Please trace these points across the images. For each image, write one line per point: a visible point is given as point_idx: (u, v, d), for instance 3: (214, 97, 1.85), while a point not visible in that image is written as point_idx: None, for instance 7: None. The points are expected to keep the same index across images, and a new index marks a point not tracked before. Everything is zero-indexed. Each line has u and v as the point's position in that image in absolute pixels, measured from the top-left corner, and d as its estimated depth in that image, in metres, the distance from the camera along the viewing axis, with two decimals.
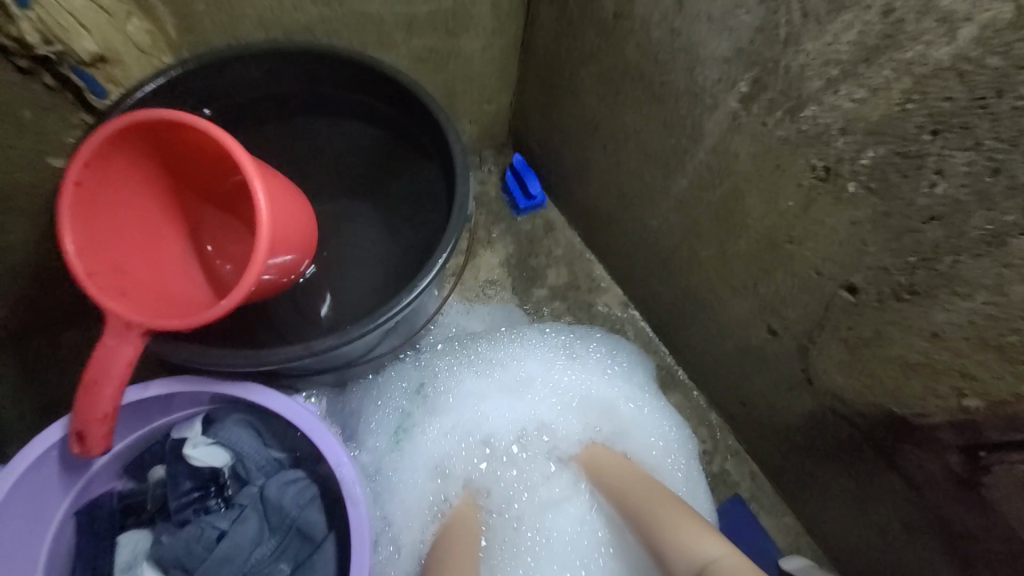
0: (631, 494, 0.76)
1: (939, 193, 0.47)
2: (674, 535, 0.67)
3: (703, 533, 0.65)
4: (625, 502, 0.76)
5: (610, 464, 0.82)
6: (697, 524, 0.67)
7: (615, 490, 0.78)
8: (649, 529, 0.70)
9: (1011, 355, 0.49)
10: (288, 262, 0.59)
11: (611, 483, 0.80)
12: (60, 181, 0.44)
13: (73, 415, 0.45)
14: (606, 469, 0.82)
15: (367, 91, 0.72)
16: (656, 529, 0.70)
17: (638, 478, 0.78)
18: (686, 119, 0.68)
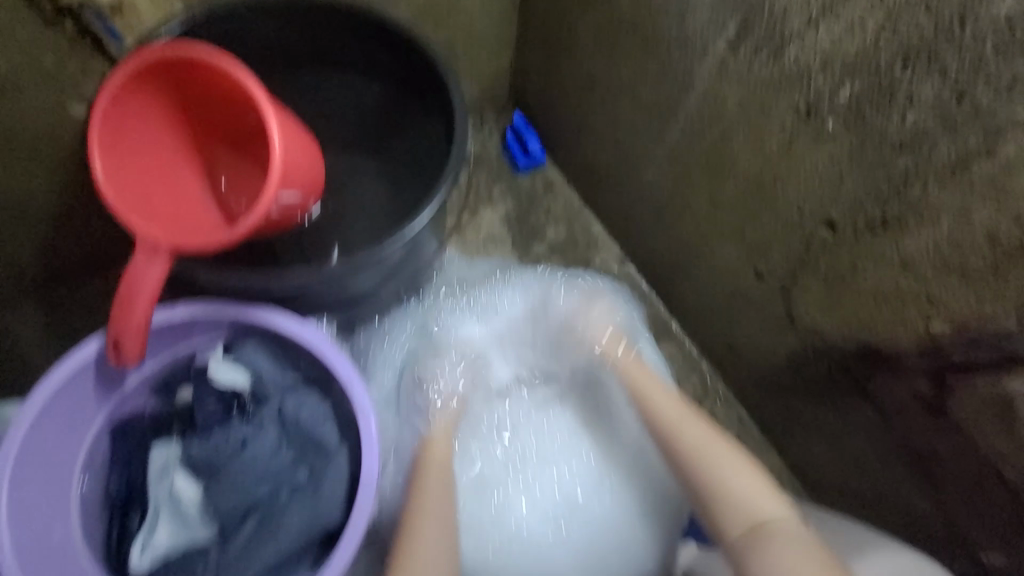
0: (684, 435, 0.74)
1: (908, 124, 0.50)
2: (730, 483, 0.69)
3: (757, 486, 0.69)
4: (672, 443, 0.74)
5: (659, 395, 0.77)
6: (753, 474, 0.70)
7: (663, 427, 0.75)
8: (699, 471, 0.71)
9: (973, 277, 0.52)
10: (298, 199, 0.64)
11: (660, 419, 0.76)
12: (88, 114, 0.49)
13: (110, 325, 0.51)
14: (657, 402, 0.77)
15: (370, 43, 0.75)
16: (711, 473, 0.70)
17: (689, 416, 0.75)
18: (678, 67, 0.71)
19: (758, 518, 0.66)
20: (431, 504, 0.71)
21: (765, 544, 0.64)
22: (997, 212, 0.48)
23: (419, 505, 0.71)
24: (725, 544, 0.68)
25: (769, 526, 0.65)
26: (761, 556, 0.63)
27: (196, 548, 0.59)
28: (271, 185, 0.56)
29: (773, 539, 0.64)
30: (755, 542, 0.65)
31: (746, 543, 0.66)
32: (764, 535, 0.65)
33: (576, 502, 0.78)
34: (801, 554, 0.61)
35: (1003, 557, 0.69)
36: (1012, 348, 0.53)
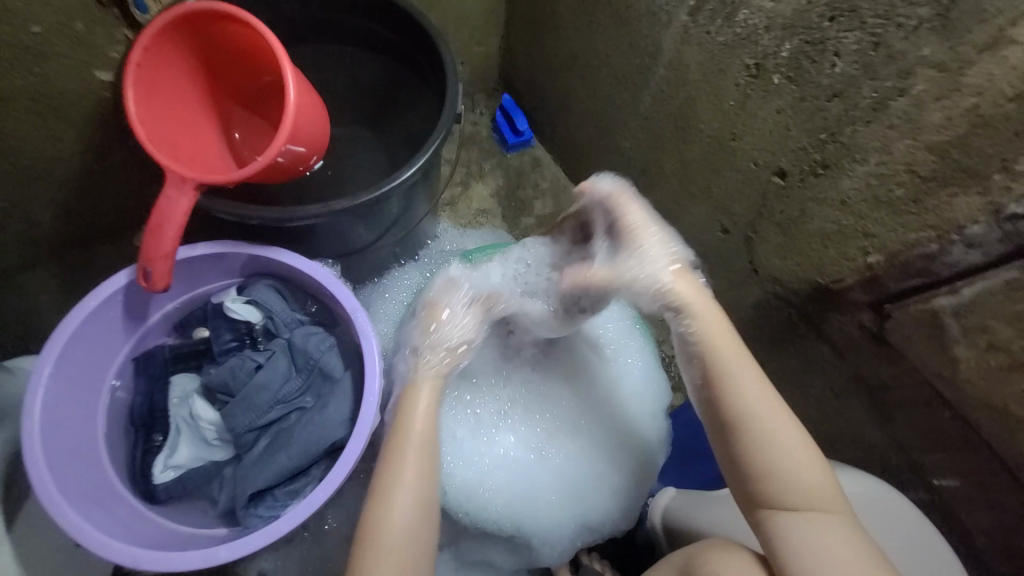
0: (764, 420, 0.61)
1: (838, 72, 0.58)
2: (789, 469, 0.60)
3: (817, 474, 0.60)
4: (742, 429, 0.62)
5: (734, 364, 0.64)
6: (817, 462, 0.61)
7: (737, 405, 0.62)
8: (757, 456, 0.61)
9: (899, 207, 0.60)
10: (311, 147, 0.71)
11: (736, 402, 0.63)
12: (125, 60, 0.57)
13: (142, 251, 0.57)
14: (740, 375, 0.64)
15: (367, 16, 0.82)
16: (772, 457, 0.60)
17: (771, 396, 0.63)
18: (647, 38, 0.79)
19: (809, 506, 0.59)
20: (409, 459, 0.65)
21: (802, 525, 0.58)
22: (914, 143, 0.56)
23: (395, 456, 0.66)
24: (752, 515, 0.62)
25: (815, 514, 0.58)
26: (794, 535, 0.58)
27: (215, 464, 0.67)
28: (280, 133, 0.62)
29: (809, 521, 0.58)
30: (795, 522, 0.58)
31: (780, 522, 0.59)
32: (802, 517, 0.58)
33: (553, 434, 0.87)
34: (844, 545, 0.56)
35: (953, 479, 0.72)
36: (936, 269, 0.60)
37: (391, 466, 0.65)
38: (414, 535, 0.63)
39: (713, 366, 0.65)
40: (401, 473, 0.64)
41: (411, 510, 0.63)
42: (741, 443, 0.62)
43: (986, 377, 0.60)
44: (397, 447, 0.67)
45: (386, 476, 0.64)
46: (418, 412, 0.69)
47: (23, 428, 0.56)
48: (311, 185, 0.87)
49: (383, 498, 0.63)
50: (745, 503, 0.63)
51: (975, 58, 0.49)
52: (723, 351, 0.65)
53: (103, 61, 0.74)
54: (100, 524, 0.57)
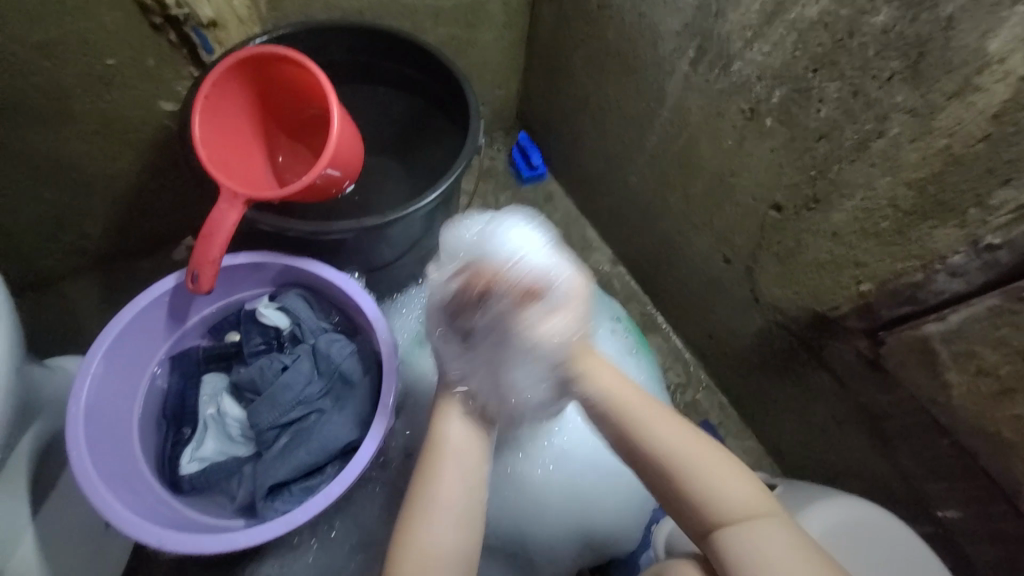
0: (684, 464, 0.61)
1: (823, 116, 0.65)
2: (720, 493, 0.60)
3: (749, 489, 0.60)
4: (660, 477, 0.62)
5: (644, 418, 0.65)
6: (745, 482, 0.61)
7: (654, 457, 0.63)
8: (682, 490, 0.61)
9: (886, 238, 0.65)
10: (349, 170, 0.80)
11: (651, 446, 0.63)
12: (196, 93, 0.67)
13: (192, 257, 0.64)
14: (651, 426, 0.64)
15: (400, 60, 0.91)
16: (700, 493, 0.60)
17: (687, 436, 0.64)
18: (653, 84, 0.87)
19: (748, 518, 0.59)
20: (449, 462, 0.64)
21: (749, 536, 0.57)
22: (894, 180, 0.61)
23: (433, 462, 0.64)
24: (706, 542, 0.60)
25: (759, 523, 0.58)
26: (742, 550, 0.57)
27: (236, 459, 0.72)
28: (321, 158, 0.70)
29: (754, 533, 0.57)
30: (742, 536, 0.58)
31: (722, 538, 0.59)
32: (745, 530, 0.58)
33: (569, 457, 0.86)
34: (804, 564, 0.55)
35: (956, 509, 0.73)
36: (924, 296, 0.63)
37: (426, 471, 0.64)
38: (453, 535, 0.61)
39: (624, 425, 0.65)
40: (442, 477, 0.63)
41: (456, 511, 0.62)
42: (668, 489, 0.62)
43: (978, 403, 0.62)
44: (433, 453, 0.65)
45: (422, 484, 0.63)
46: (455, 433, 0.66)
47: (70, 412, 0.63)
48: (340, 207, 0.95)
49: (420, 499, 0.62)
50: (696, 533, 0.61)
51: (946, 104, 0.55)
52: (628, 409, 0.65)
53: (169, 94, 0.85)
54: (129, 504, 0.63)
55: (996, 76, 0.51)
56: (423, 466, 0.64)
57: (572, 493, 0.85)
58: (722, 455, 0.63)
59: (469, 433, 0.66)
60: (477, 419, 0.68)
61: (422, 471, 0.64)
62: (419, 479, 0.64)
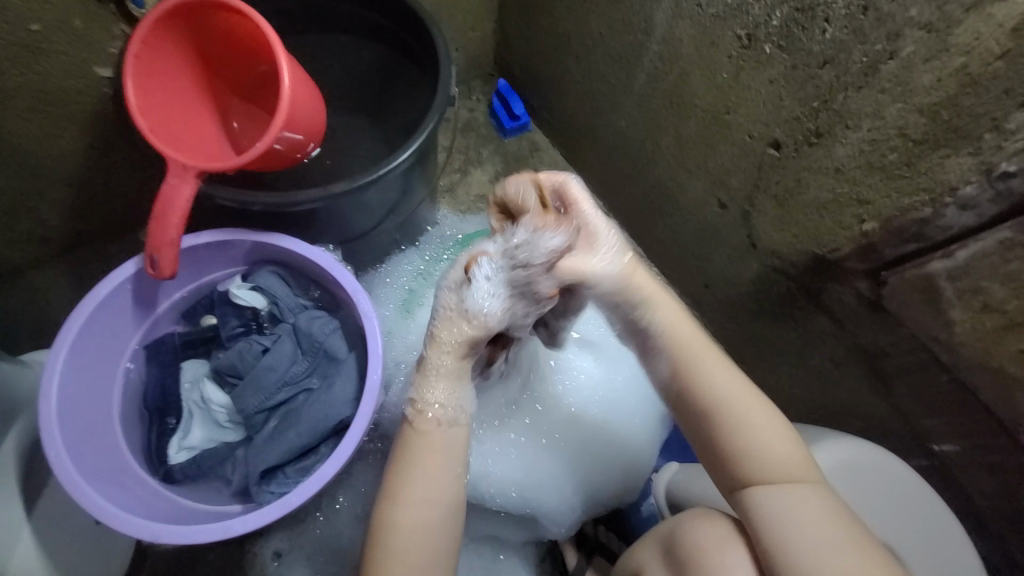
0: (733, 413, 0.61)
1: (828, 38, 0.59)
2: (767, 454, 0.59)
3: (790, 452, 0.59)
4: (713, 421, 0.62)
5: (693, 356, 0.63)
6: (789, 442, 0.60)
7: (704, 400, 0.62)
8: (726, 441, 0.61)
9: (892, 171, 0.60)
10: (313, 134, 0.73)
11: (703, 390, 0.62)
12: (124, 52, 0.61)
13: (149, 239, 0.61)
14: (707, 371, 0.63)
15: (359, 2, 0.82)
16: (750, 449, 0.60)
17: (745, 390, 0.62)
18: (639, 14, 0.79)
19: (785, 481, 0.58)
20: (427, 454, 0.61)
21: (779, 499, 0.57)
22: (905, 106, 0.56)
23: (415, 450, 0.61)
24: (737, 497, 0.60)
25: (797, 487, 0.58)
26: (774, 508, 0.57)
27: (227, 445, 0.72)
28: (277, 119, 0.63)
29: (793, 496, 0.57)
30: (767, 494, 0.58)
31: (759, 496, 0.58)
32: (773, 491, 0.58)
33: (563, 419, 0.86)
34: (836, 529, 0.55)
35: (952, 443, 0.73)
36: (930, 233, 0.60)
37: (405, 461, 0.61)
38: (426, 533, 0.59)
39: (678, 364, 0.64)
40: (423, 465, 0.61)
41: (430, 505, 0.60)
42: (716, 436, 0.61)
43: (982, 339, 0.60)
44: (416, 441, 0.62)
45: (402, 475, 0.61)
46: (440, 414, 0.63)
47: (42, 414, 0.61)
48: (310, 174, 0.88)
49: (395, 491, 0.60)
50: (724, 480, 0.61)
51: (964, 16, 0.49)
52: (687, 346, 0.64)
53: (101, 56, 0.76)
54: (118, 501, 0.62)
55: None
56: (401, 453, 0.62)
57: (566, 451, 0.85)
58: (775, 416, 0.61)
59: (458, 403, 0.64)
60: (455, 416, 0.63)
61: (402, 460, 0.61)
62: (397, 469, 0.61)
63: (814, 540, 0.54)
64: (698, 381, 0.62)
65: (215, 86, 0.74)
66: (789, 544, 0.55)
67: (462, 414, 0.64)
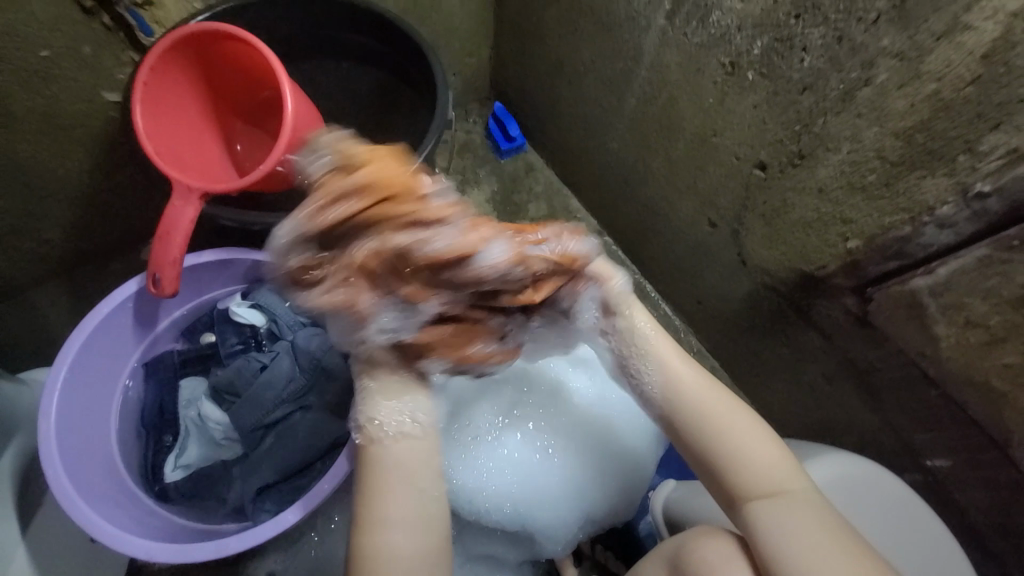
0: (723, 428, 0.63)
1: (807, 66, 0.62)
2: (752, 464, 0.61)
3: (779, 464, 0.61)
4: (698, 437, 0.64)
5: (683, 378, 0.66)
6: (778, 455, 0.62)
7: (694, 417, 0.65)
8: (716, 457, 0.63)
9: (873, 192, 0.63)
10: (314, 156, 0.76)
11: (688, 403, 0.65)
12: (134, 79, 0.63)
13: (152, 258, 0.63)
14: (694, 386, 0.66)
15: (359, 31, 0.85)
16: (731, 464, 0.62)
17: (733, 407, 0.65)
18: (628, 42, 0.82)
19: (776, 493, 0.60)
20: (383, 472, 0.61)
21: (773, 511, 0.58)
22: (881, 130, 0.59)
23: (370, 468, 0.61)
24: (736, 512, 0.61)
25: (781, 498, 0.59)
26: (773, 520, 0.58)
27: (222, 463, 0.72)
28: (279, 141, 0.66)
29: (785, 508, 0.58)
30: (760, 508, 0.59)
31: (756, 510, 0.59)
32: (767, 504, 0.59)
33: (559, 433, 0.86)
34: (829, 538, 0.55)
35: (945, 458, 0.74)
36: (912, 250, 0.62)
37: (363, 482, 0.61)
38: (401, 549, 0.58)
39: (669, 385, 0.66)
40: (380, 483, 0.60)
41: (405, 521, 0.59)
42: (704, 452, 0.64)
43: (967, 354, 0.62)
44: (373, 459, 0.62)
45: (364, 496, 0.60)
46: (395, 429, 0.62)
47: (42, 432, 0.62)
48: None
49: (362, 510, 0.59)
50: (725, 497, 0.63)
51: (933, 46, 0.52)
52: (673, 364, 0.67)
53: (109, 82, 0.78)
54: (112, 519, 0.62)
55: (985, 13, 0.48)
56: (363, 475, 0.62)
57: (561, 467, 0.85)
58: (762, 429, 0.63)
59: (418, 414, 0.64)
60: (414, 429, 0.63)
61: (365, 482, 0.61)
62: (359, 489, 0.61)
63: (808, 554, 0.55)
64: (683, 397, 0.65)
65: (220, 111, 0.76)
66: (782, 559, 0.56)
67: (424, 426, 0.64)
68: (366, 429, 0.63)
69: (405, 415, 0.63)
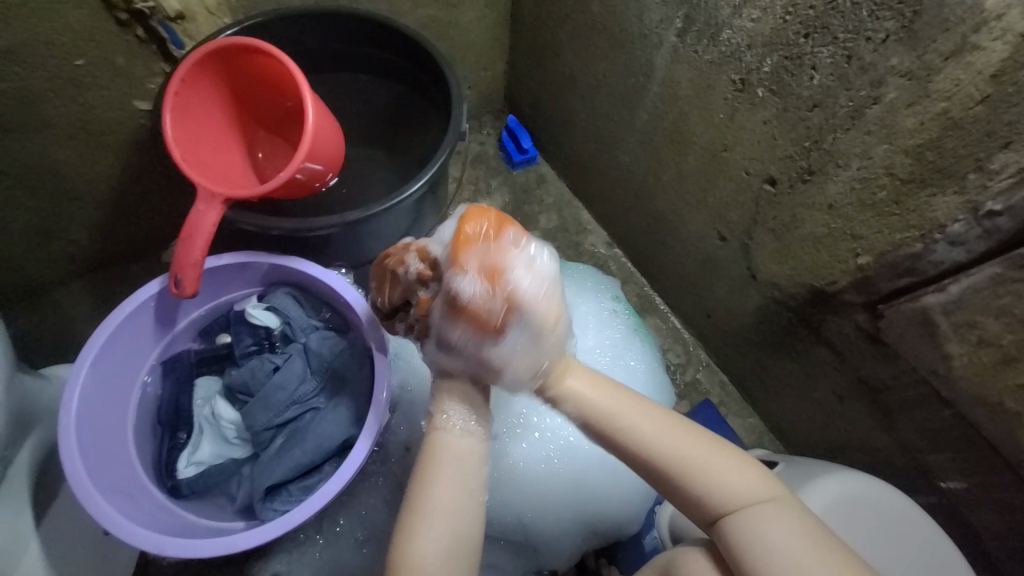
0: (670, 459, 0.61)
1: (816, 84, 0.62)
2: (722, 475, 0.59)
3: (742, 473, 0.59)
4: (657, 470, 0.61)
5: (616, 415, 0.64)
6: (736, 462, 0.61)
7: (644, 452, 0.62)
8: (669, 484, 0.61)
9: (883, 208, 0.63)
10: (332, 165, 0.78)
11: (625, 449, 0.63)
12: (165, 90, 0.67)
13: (174, 260, 0.65)
14: (632, 423, 0.63)
15: (379, 45, 0.88)
16: (699, 480, 0.60)
17: (677, 428, 0.63)
18: (640, 58, 0.84)
19: (757, 499, 0.58)
20: (443, 461, 0.63)
21: (750, 523, 0.57)
22: (891, 147, 0.59)
23: (433, 454, 0.64)
24: (713, 530, 0.59)
25: (760, 508, 0.57)
26: (751, 533, 0.56)
27: (234, 461, 0.74)
28: (299, 150, 0.68)
29: (761, 518, 0.57)
30: (748, 516, 0.57)
31: (732, 524, 0.58)
32: (754, 511, 0.57)
33: (567, 444, 0.86)
34: (812, 549, 0.54)
35: (959, 480, 0.72)
36: (923, 267, 0.61)
37: (425, 467, 0.63)
38: (444, 547, 0.60)
39: (603, 430, 0.64)
40: (441, 472, 0.63)
41: (452, 518, 0.61)
42: (658, 483, 0.62)
43: (979, 373, 0.61)
44: (434, 451, 0.64)
45: (420, 482, 0.63)
46: (457, 427, 0.65)
47: (61, 423, 0.64)
48: (326, 202, 0.93)
49: (417, 499, 0.62)
50: (698, 517, 0.60)
51: (943, 65, 0.52)
52: (606, 408, 0.65)
53: (141, 91, 0.82)
54: (125, 512, 0.64)
55: (994, 34, 0.48)
56: (421, 467, 0.64)
57: (568, 476, 0.85)
58: (714, 440, 0.62)
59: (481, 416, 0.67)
60: (475, 429, 0.66)
61: (424, 468, 0.63)
62: (420, 475, 0.63)
63: (802, 560, 0.54)
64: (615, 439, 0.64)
65: (243, 120, 0.79)
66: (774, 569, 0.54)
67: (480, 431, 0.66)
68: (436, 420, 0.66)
69: (468, 415, 0.66)
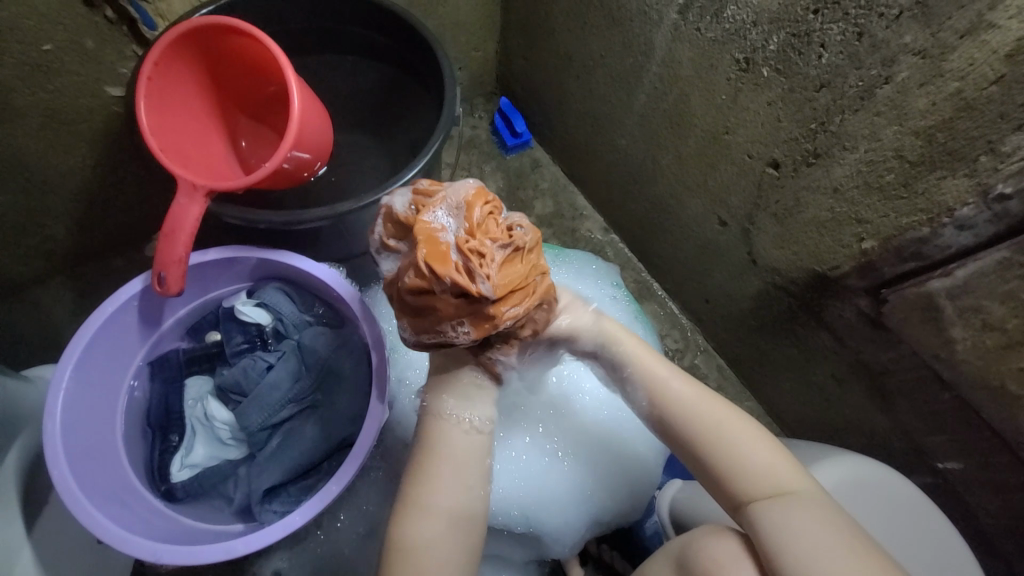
0: (715, 434, 0.64)
1: (825, 62, 0.60)
2: (758, 462, 0.62)
3: (780, 463, 0.62)
4: (697, 450, 0.64)
5: (670, 381, 0.68)
6: (777, 455, 0.62)
7: (700, 430, 0.65)
8: (708, 458, 0.64)
9: (891, 192, 0.61)
10: (321, 153, 0.75)
11: (677, 415, 0.66)
12: (138, 74, 0.62)
13: (157, 257, 0.62)
14: (682, 393, 0.67)
15: (365, 24, 0.84)
16: (734, 460, 0.62)
17: (724, 408, 0.66)
18: (639, 37, 0.81)
19: (786, 492, 0.59)
20: (438, 458, 0.62)
21: (786, 511, 0.57)
22: (901, 129, 0.57)
23: (430, 450, 0.63)
24: (741, 514, 0.61)
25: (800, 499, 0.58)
26: (789, 521, 0.56)
27: (229, 462, 0.72)
28: (285, 139, 0.65)
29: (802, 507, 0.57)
30: (789, 507, 0.57)
31: (763, 507, 0.59)
32: (790, 502, 0.58)
33: (569, 437, 0.86)
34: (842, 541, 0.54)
35: (956, 461, 0.73)
36: (929, 252, 0.61)
37: (421, 463, 0.62)
38: (451, 539, 0.60)
39: (660, 396, 0.67)
40: (436, 468, 0.62)
41: (450, 516, 0.61)
42: (697, 455, 0.64)
43: (983, 357, 0.61)
44: (431, 445, 0.63)
45: (416, 478, 0.62)
46: (466, 422, 0.65)
47: (46, 430, 0.61)
48: (313, 191, 0.89)
49: (412, 497, 0.61)
50: (728, 500, 0.62)
51: (958, 44, 0.50)
52: (657, 373, 0.69)
53: (112, 76, 0.77)
54: (118, 519, 0.62)
55: (1011, 11, 0.46)
56: (419, 460, 0.63)
57: (570, 467, 0.85)
58: (762, 435, 0.64)
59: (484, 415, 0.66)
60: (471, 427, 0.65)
61: (420, 464, 0.63)
62: (415, 472, 0.62)
63: (839, 559, 0.53)
64: (662, 403, 0.67)
65: (224, 107, 0.75)
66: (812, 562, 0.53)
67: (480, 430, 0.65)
68: (434, 416, 0.65)
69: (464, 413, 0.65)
